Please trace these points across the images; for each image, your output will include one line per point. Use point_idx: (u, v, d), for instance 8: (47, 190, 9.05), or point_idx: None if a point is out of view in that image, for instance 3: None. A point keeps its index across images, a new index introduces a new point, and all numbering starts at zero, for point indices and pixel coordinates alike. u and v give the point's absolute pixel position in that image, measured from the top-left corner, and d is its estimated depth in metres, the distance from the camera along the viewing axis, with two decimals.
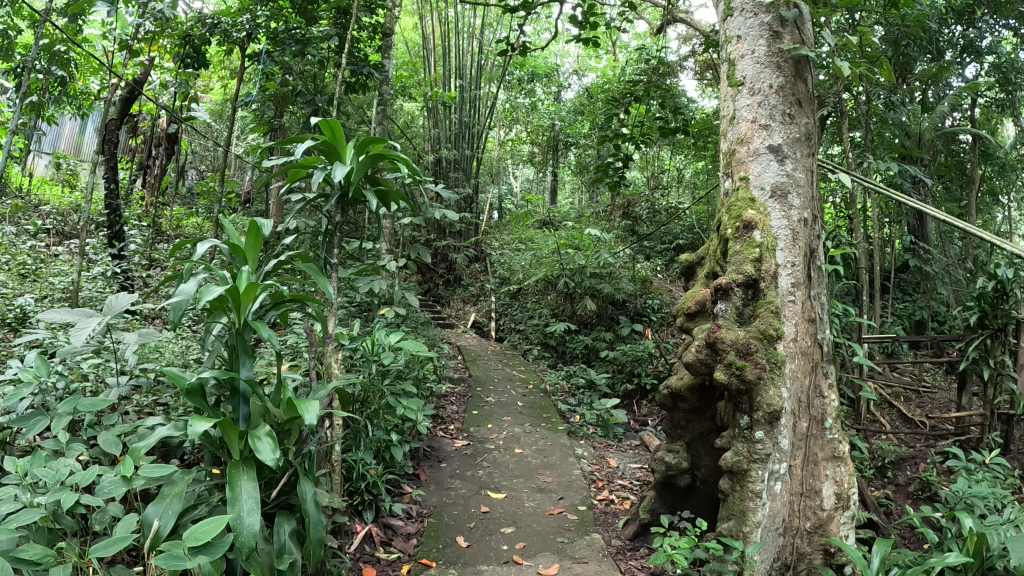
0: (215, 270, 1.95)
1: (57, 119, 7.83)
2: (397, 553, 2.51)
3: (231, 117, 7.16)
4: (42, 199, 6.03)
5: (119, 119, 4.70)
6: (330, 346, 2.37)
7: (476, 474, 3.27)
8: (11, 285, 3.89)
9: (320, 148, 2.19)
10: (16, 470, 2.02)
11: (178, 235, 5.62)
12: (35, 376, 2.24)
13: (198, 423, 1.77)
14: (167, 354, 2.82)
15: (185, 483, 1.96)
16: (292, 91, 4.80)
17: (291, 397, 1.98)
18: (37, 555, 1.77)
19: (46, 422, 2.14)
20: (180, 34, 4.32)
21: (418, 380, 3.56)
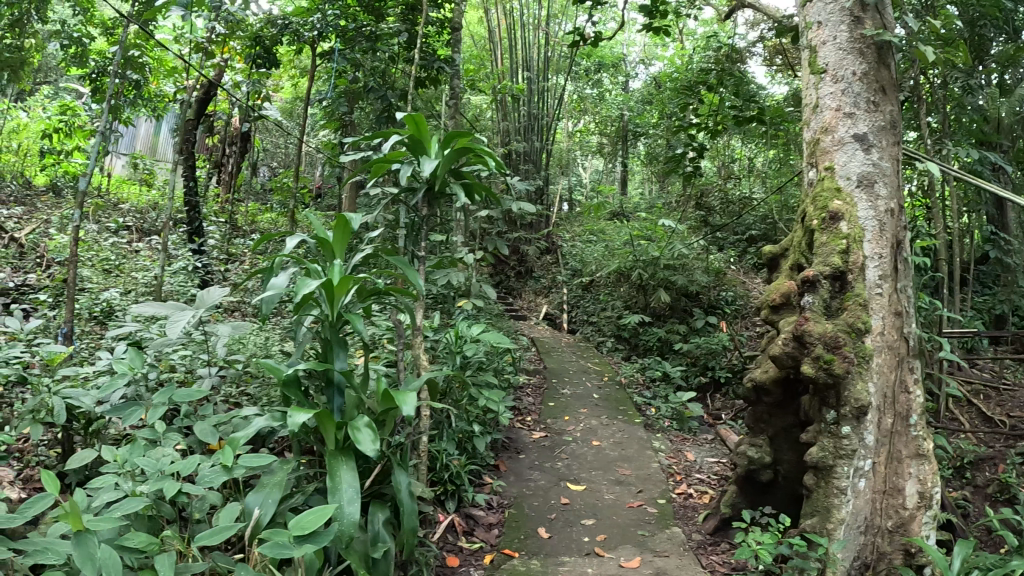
0: (305, 265, 1.99)
1: (134, 121, 8.15)
2: (480, 543, 2.56)
3: (302, 114, 7.25)
4: (121, 199, 6.26)
5: (195, 120, 4.84)
6: (417, 339, 2.35)
7: (556, 466, 3.28)
8: (99, 281, 4.04)
9: (405, 143, 2.23)
10: (116, 459, 2.13)
11: (254, 231, 5.72)
12: (130, 367, 2.31)
13: (297, 415, 1.82)
14: (251, 345, 2.89)
15: (285, 472, 2.04)
16: (363, 87, 4.83)
17: (385, 388, 2.00)
18: (142, 543, 1.88)
19: (140, 412, 2.18)
20: (250, 35, 4.48)
21: (497, 371, 3.58)
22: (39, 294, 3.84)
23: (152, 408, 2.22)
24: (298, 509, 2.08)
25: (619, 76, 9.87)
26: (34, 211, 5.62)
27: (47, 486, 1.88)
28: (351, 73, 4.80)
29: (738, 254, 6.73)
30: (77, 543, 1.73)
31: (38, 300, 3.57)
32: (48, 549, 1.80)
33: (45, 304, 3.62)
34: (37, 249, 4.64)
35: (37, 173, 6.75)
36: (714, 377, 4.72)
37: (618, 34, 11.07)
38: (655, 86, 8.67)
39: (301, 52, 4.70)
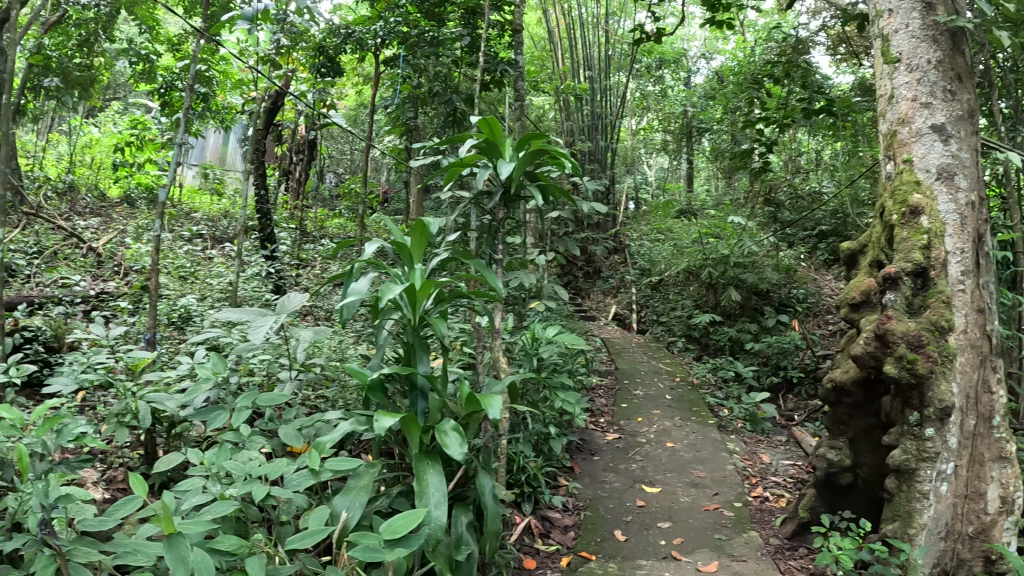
0: (386, 270, 2.00)
1: (203, 132, 8.46)
2: (556, 545, 2.60)
3: (367, 121, 7.37)
4: (193, 208, 6.48)
5: (264, 129, 4.96)
6: (498, 341, 2.37)
7: (630, 468, 3.27)
8: (176, 287, 4.17)
9: (479, 146, 2.25)
10: (203, 462, 2.21)
11: (323, 236, 5.85)
12: (213, 372, 2.35)
13: (385, 419, 1.89)
14: (326, 349, 2.91)
15: (370, 477, 2.16)
16: (427, 92, 4.89)
17: (468, 392, 2.08)
18: (233, 546, 1.94)
19: (225, 417, 2.21)
20: (313, 46, 4.61)
21: (572, 372, 3.59)
22: (120, 301, 4.00)
23: (236, 412, 2.24)
24: (382, 511, 2.21)
25: (680, 71, 9.72)
26: (111, 221, 5.86)
27: (138, 489, 1.95)
28: (414, 79, 4.87)
29: (809, 250, 6.55)
30: (169, 546, 1.78)
31: (121, 306, 3.71)
32: (139, 551, 1.86)
33: (125, 311, 3.76)
34: (115, 258, 4.84)
35: (112, 185, 7.01)
36: (787, 378, 4.60)
37: (677, 29, 10.91)
38: (718, 81, 8.50)
39: (364, 60, 4.79)
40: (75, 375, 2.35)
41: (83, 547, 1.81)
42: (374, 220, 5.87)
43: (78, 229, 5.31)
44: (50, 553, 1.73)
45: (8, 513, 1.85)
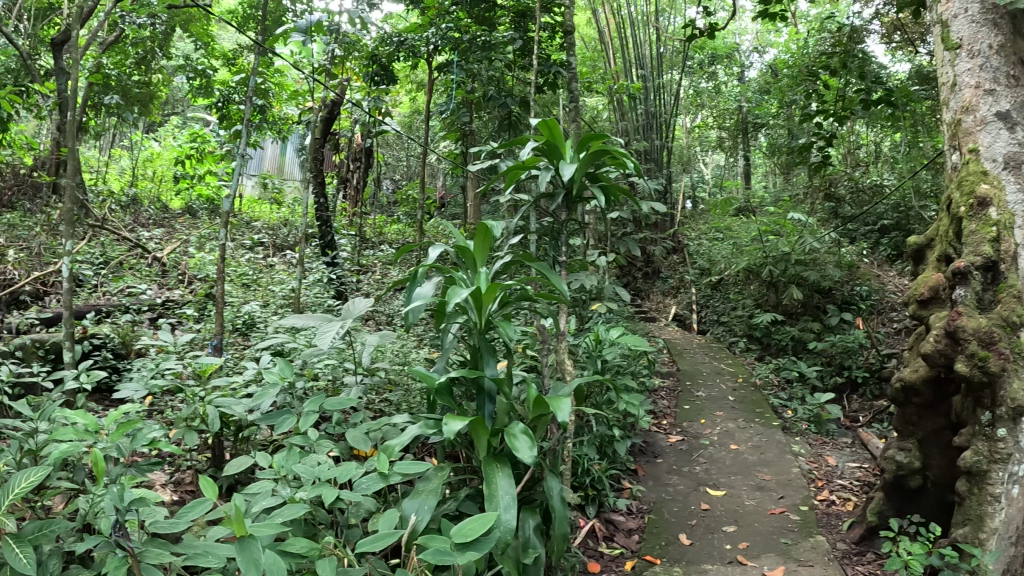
0: (452, 274, 2.05)
1: (262, 143, 8.73)
2: (620, 549, 2.60)
3: (421, 127, 7.45)
4: (253, 217, 6.66)
5: (321, 138, 5.07)
6: (562, 344, 2.37)
7: (694, 471, 3.25)
8: (239, 295, 4.29)
9: (540, 148, 2.27)
10: (273, 466, 2.26)
11: (382, 241, 5.96)
12: (280, 377, 2.40)
13: (454, 422, 1.93)
14: (389, 353, 2.99)
15: (438, 480, 2.20)
16: (481, 97, 4.89)
17: (536, 395, 2.10)
18: (304, 548, 1.97)
19: (293, 420, 2.26)
20: (366, 55, 4.70)
21: (634, 374, 3.57)
22: (185, 309, 4.14)
23: (303, 416, 2.28)
24: (449, 514, 2.26)
25: (734, 66, 9.57)
26: (176, 232, 6.08)
27: (207, 492, 1.99)
28: (468, 84, 4.92)
29: (872, 246, 6.36)
30: (240, 548, 1.80)
31: (187, 314, 3.84)
32: (208, 553, 1.90)
33: (191, 318, 3.89)
34: (179, 267, 5.02)
35: (174, 197, 7.25)
36: (852, 378, 4.45)
37: (728, 24, 10.74)
38: (774, 75, 8.32)
39: (417, 67, 4.86)
40: (145, 379, 2.41)
41: (154, 549, 1.85)
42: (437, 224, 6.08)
43: (144, 239, 5.52)
44: (122, 554, 1.76)
45: (84, 514, 1.91)
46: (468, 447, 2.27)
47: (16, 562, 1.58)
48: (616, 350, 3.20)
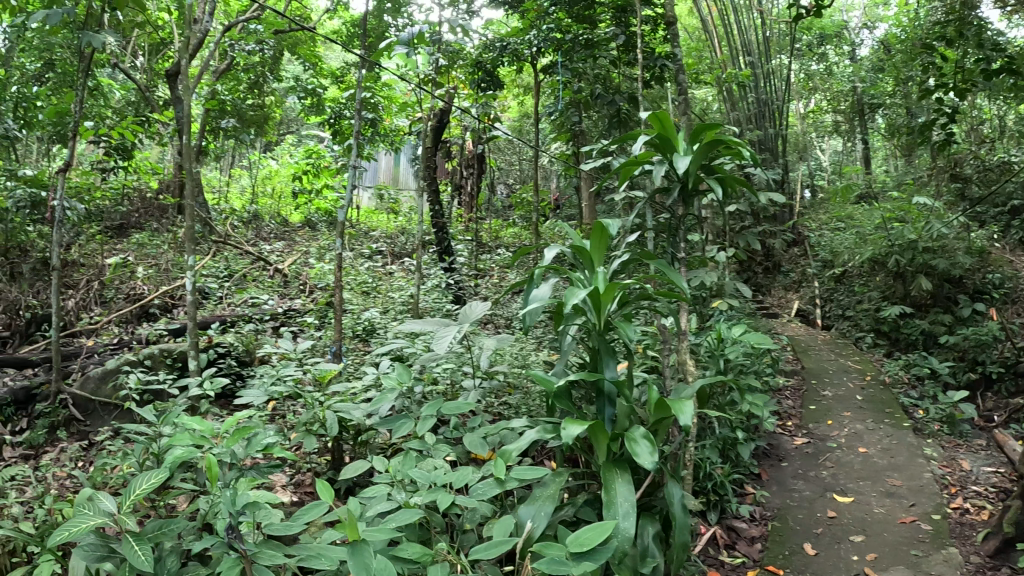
0: (568, 275, 2.08)
1: (376, 156, 9.04)
2: (742, 558, 2.47)
3: (531, 130, 7.40)
4: (372, 227, 6.85)
5: (433, 149, 4.94)
6: (684, 346, 2.30)
7: (820, 475, 3.05)
8: (358, 302, 4.37)
9: (652, 141, 2.20)
10: (389, 470, 2.28)
11: (498, 246, 5.99)
12: (399, 383, 2.38)
13: (573, 427, 1.91)
14: (507, 356, 3.00)
15: (556, 487, 2.18)
16: (588, 95, 4.79)
17: (657, 397, 2.09)
18: (416, 554, 1.95)
19: (410, 424, 2.25)
20: (470, 62, 4.78)
21: (758, 372, 3.39)
22: (305, 317, 4.26)
23: (421, 421, 2.26)
24: (567, 520, 2.23)
25: (845, 45, 9.07)
26: (299, 245, 6.34)
27: (323, 496, 2.04)
28: (575, 84, 4.84)
29: (1000, 229, 5.88)
30: (353, 553, 1.81)
31: (308, 322, 3.95)
32: (322, 556, 1.96)
33: (313, 326, 4.00)
34: (300, 277, 5.17)
35: (293, 211, 7.49)
36: (987, 374, 4.09)
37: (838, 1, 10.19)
38: (886, 51, 7.80)
39: (522, 70, 4.89)
40: (265, 388, 2.44)
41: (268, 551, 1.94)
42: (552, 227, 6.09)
43: (266, 253, 5.75)
44: (236, 556, 1.88)
45: (204, 515, 2.03)
46: (587, 452, 2.26)
47: (135, 558, 1.82)
48: (738, 348, 3.04)
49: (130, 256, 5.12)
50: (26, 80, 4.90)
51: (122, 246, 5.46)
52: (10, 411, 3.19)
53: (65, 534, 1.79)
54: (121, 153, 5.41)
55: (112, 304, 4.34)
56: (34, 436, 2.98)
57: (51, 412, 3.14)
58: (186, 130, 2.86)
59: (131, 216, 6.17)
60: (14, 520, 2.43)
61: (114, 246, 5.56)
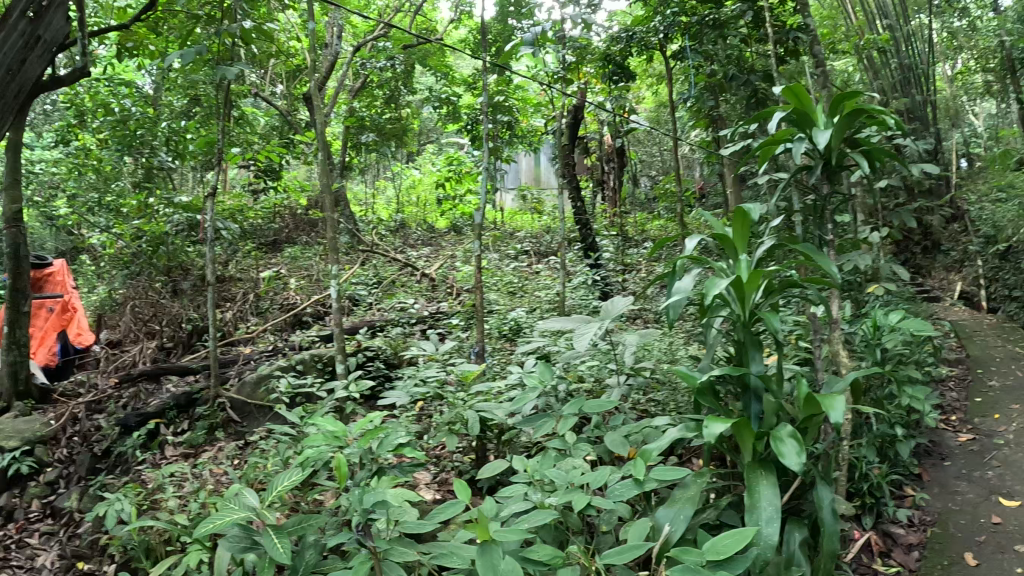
0: (711, 265, 2.20)
1: (517, 157, 9.39)
2: (898, 567, 2.31)
3: (669, 120, 7.28)
4: (517, 227, 7.04)
5: (570, 144, 5.53)
6: (837, 333, 2.34)
7: (985, 476, 2.80)
8: (504, 302, 4.46)
9: (789, 118, 2.26)
10: (527, 469, 2.31)
11: (645, 238, 6.00)
12: (541, 381, 2.38)
13: (715, 424, 1.93)
14: (656, 352, 3.01)
15: (698, 488, 2.11)
16: (722, 78, 4.62)
17: (806, 393, 2.02)
18: (546, 556, 1.96)
19: (551, 423, 2.30)
20: (601, 55, 4.90)
21: (919, 362, 3.15)
22: (453, 319, 4.31)
23: (562, 418, 2.30)
24: (709, 523, 2.16)
25: None
26: (444, 249, 6.57)
27: (459, 496, 2.17)
28: (706, 67, 4.68)
29: None
30: (481, 552, 1.88)
31: (453, 323, 3.99)
32: (454, 553, 2.09)
33: (458, 328, 4.10)
34: (445, 281, 5.22)
35: (438, 218, 7.62)
36: None
37: None
38: None
39: (652, 57, 4.91)
40: (408, 388, 2.51)
41: (400, 548, 2.12)
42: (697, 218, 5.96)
43: (412, 258, 5.92)
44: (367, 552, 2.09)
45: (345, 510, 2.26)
46: (734, 451, 2.21)
47: (275, 550, 2.09)
48: (897, 337, 2.83)
49: (282, 269, 5.72)
50: (173, 115, 5.54)
51: (276, 259, 6.12)
52: (174, 412, 4.00)
53: (212, 525, 2.10)
54: (268, 174, 5.89)
55: (266, 314, 4.98)
56: (196, 437, 3.66)
57: (209, 414, 3.86)
58: (322, 147, 3.46)
59: (281, 232, 6.92)
60: (171, 511, 2.84)
61: (268, 260, 6.12)
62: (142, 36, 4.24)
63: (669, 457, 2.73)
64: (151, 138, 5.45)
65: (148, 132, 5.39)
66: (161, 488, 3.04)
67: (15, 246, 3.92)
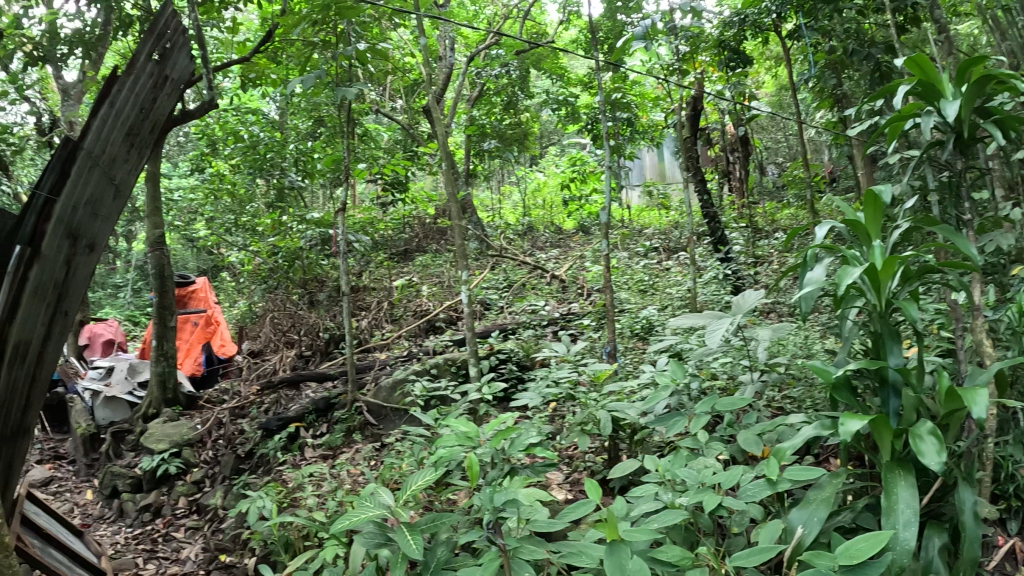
0: (843, 254, 2.18)
1: (641, 156, 9.97)
2: None
3: (792, 103, 7.60)
4: (647, 226, 7.52)
5: (692, 138, 5.72)
6: (981, 320, 2.24)
7: None
8: (636, 302, 4.84)
9: (916, 92, 2.32)
10: (659, 469, 2.32)
11: (774, 230, 6.38)
12: (674, 380, 2.46)
13: (852, 421, 1.88)
14: (790, 346, 3.21)
15: (833, 489, 2.04)
16: (843, 53, 4.45)
17: (947, 387, 1.95)
18: (675, 557, 1.95)
19: (684, 422, 2.35)
20: (714, 43, 5.08)
21: None
22: (584, 319, 4.60)
23: (696, 417, 2.34)
24: (845, 526, 2.10)
25: None
26: (574, 250, 6.99)
27: (591, 496, 2.17)
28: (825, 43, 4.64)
29: None
30: (610, 552, 1.87)
31: (586, 324, 4.31)
32: (583, 553, 2.09)
33: (591, 328, 4.38)
34: (577, 282, 5.56)
35: (566, 219, 8.27)
36: None
37: None
38: None
39: (768, 39, 4.99)
40: (541, 390, 2.77)
41: (530, 547, 2.11)
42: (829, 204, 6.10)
43: (544, 261, 6.49)
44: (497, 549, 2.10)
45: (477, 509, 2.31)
46: (872, 451, 2.14)
47: (409, 547, 2.13)
48: None
49: (415, 277, 6.27)
50: (300, 138, 6.32)
51: (411, 269, 6.76)
52: (314, 416, 4.37)
53: (347, 522, 2.17)
54: (394, 186, 6.21)
55: (400, 321, 5.49)
56: (333, 439, 3.99)
57: (348, 417, 4.16)
58: (447, 156, 3.76)
59: (414, 242, 7.56)
60: (313, 509, 2.99)
61: (401, 268, 6.64)
62: (264, 66, 5.02)
63: (802, 456, 2.70)
64: (280, 160, 6.24)
65: (277, 154, 6.18)
66: (303, 487, 3.26)
67: (160, 267, 5.37)
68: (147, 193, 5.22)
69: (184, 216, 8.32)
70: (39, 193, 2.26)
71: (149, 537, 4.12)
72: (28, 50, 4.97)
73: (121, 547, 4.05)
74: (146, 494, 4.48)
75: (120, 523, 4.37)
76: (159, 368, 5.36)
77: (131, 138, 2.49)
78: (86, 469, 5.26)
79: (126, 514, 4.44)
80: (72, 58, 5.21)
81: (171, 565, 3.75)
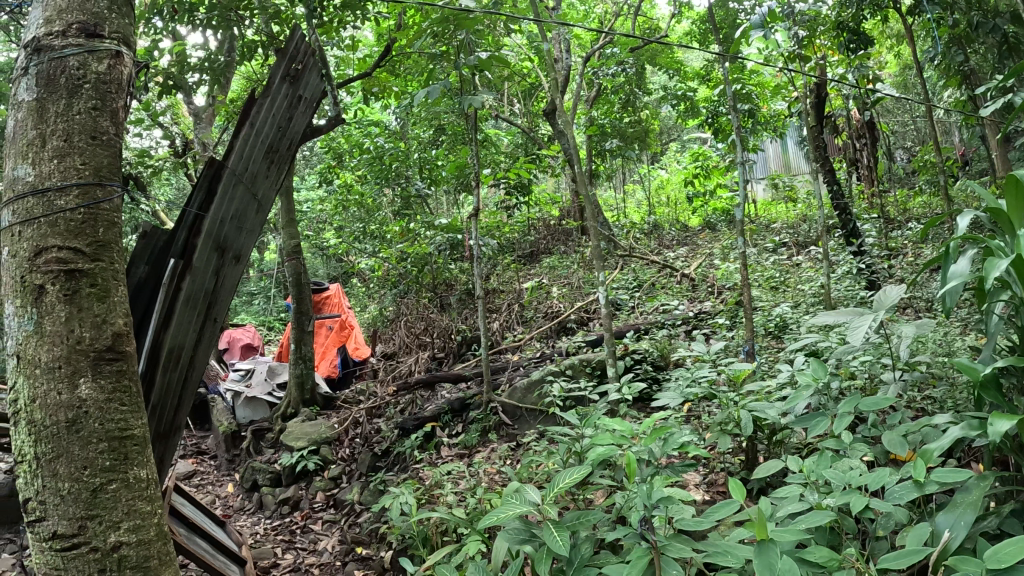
0: (987, 244, 2.01)
1: (765, 148, 9.98)
2: None
3: (917, 82, 7.32)
4: (774, 219, 7.44)
5: (817, 127, 5.55)
6: None
7: None
8: (768, 298, 4.90)
9: None
10: (804, 470, 2.24)
11: (907, 219, 6.34)
12: (815, 378, 2.36)
13: (1001, 420, 1.74)
14: (932, 344, 3.08)
15: (981, 492, 1.87)
16: (967, 26, 4.29)
17: None
18: (823, 558, 1.86)
19: (827, 423, 2.26)
20: (831, 26, 4.94)
21: None
22: (717, 319, 4.64)
23: (838, 417, 2.23)
24: (990, 533, 1.92)
25: None
26: (701, 247, 6.97)
27: (734, 496, 2.12)
28: (947, 17, 4.42)
29: None
30: (759, 551, 1.81)
31: (719, 323, 4.36)
32: (729, 553, 2.02)
33: (723, 327, 4.39)
34: (706, 281, 5.64)
35: (690, 217, 8.37)
36: None
37: None
38: None
39: (889, 17, 4.80)
40: (681, 389, 2.75)
41: (677, 545, 2.05)
42: (965, 188, 5.91)
43: (672, 260, 6.52)
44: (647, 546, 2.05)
45: (621, 508, 2.24)
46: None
47: (555, 543, 2.12)
48: None
49: (543, 279, 6.47)
50: (422, 146, 6.63)
51: (538, 270, 6.96)
52: (449, 416, 4.57)
53: (494, 518, 2.22)
54: (518, 189, 6.33)
55: (528, 322, 5.66)
56: (469, 439, 4.11)
57: (484, 416, 4.28)
58: (575, 158, 3.93)
59: (538, 244, 7.77)
60: (451, 506, 3.09)
61: (531, 271, 6.95)
62: (383, 80, 5.34)
63: (947, 459, 2.54)
64: (403, 169, 6.64)
65: (400, 164, 6.56)
66: (441, 485, 3.40)
67: (297, 274, 5.71)
68: (281, 208, 5.57)
69: (313, 228, 8.92)
70: (192, 210, 2.59)
71: (287, 528, 4.37)
72: (162, 80, 5.43)
73: (261, 537, 4.33)
74: (285, 488, 4.76)
75: (260, 514, 4.67)
76: (299, 371, 5.70)
77: (270, 155, 2.82)
78: (226, 464, 5.65)
79: (265, 506, 4.73)
80: (200, 85, 5.63)
81: (308, 555, 3.97)
